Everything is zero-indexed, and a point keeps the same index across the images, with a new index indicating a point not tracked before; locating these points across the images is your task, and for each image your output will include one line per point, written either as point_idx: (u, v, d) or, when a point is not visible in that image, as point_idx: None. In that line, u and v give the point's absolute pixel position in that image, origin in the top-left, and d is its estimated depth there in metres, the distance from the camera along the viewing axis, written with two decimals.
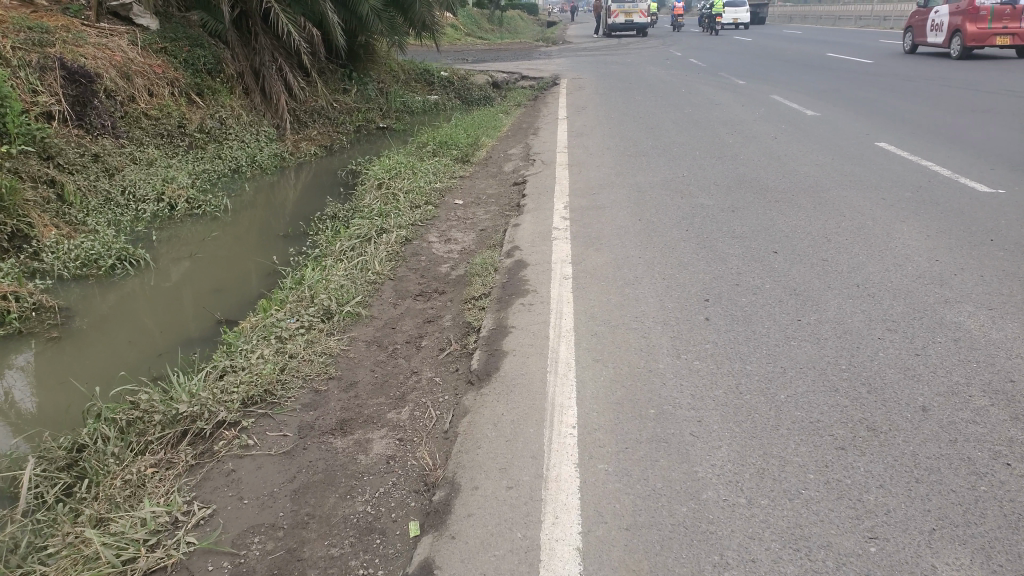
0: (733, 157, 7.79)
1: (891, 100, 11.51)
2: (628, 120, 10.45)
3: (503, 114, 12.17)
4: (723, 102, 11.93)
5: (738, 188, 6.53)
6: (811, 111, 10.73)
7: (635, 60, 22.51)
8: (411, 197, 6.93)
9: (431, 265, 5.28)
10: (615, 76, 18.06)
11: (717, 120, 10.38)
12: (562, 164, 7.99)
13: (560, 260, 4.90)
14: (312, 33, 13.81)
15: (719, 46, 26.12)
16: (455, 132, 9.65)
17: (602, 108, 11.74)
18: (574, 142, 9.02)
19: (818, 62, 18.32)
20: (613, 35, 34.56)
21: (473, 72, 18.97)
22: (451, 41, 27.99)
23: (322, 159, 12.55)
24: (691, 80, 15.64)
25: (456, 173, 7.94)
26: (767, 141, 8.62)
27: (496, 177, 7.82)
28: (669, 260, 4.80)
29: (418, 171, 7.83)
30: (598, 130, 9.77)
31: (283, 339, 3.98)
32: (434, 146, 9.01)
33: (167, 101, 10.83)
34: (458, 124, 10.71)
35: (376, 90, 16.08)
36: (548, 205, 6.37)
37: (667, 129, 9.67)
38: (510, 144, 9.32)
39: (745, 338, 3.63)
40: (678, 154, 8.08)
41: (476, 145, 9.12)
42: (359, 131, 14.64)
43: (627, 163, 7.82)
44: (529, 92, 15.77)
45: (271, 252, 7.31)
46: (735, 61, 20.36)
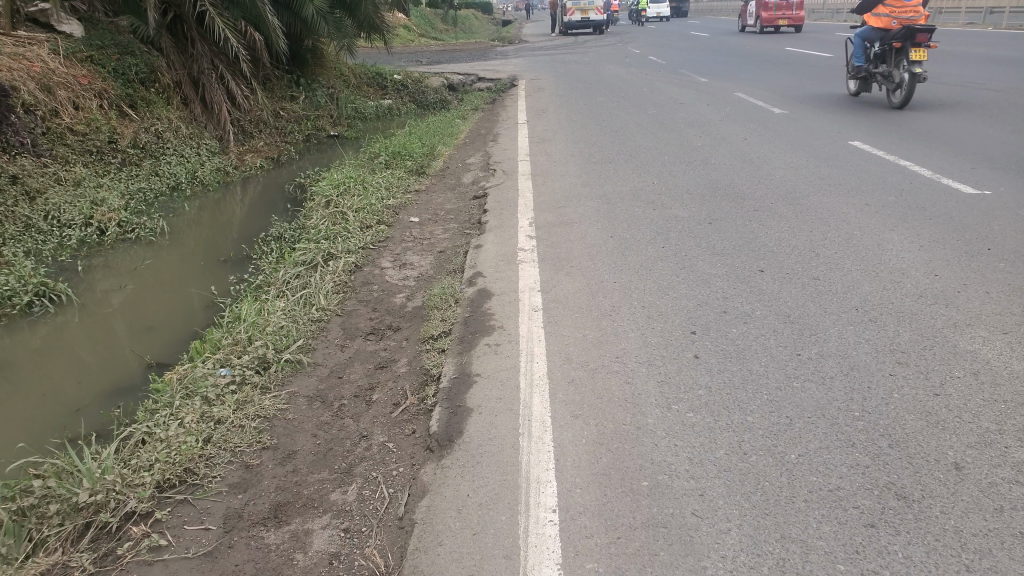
0: (704, 162, 7.41)
1: (856, 95, 11.28)
2: (591, 124, 10.03)
3: (461, 119, 11.67)
4: (687, 102, 11.58)
5: (711, 197, 6.14)
6: (778, 109, 10.44)
7: (594, 58, 22.16)
8: (363, 216, 6.41)
9: (385, 296, 4.77)
10: (574, 76, 17.65)
11: (683, 121, 10.02)
12: (526, 174, 7.53)
13: (528, 287, 4.42)
14: (255, 37, 13.19)
15: (677, 43, 25.90)
16: (409, 142, 9.14)
17: (563, 112, 11.31)
18: (536, 149, 8.57)
19: (778, 57, 18.13)
20: (570, 33, 34.26)
21: (429, 75, 18.43)
22: (405, 44, 27.39)
23: (270, 172, 11.91)
24: (652, 78, 15.32)
25: (411, 187, 7.43)
26: (738, 144, 8.26)
27: (455, 190, 7.34)
28: (648, 284, 4.35)
29: (369, 186, 7.31)
30: (561, 135, 9.33)
31: (210, 400, 3.42)
32: (387, 158, 8.49)
33: (96, 114, 10.11)
34: (413, 132, 10.19)
35: (327, 96, 15.47)
36: (511, 222, 5.90)
37: (632, 133, 9.27)
38: (468, 153, 8.84)
39: (742, 379, 3.19)
40: (646, 161, 7.68)
41: (432, 155, 8.62)
42: (309, 140, 14.08)
43: (592, 173, 7.39)
44: (487, 95, 15.29)
45: (209, 280, 6.71)
46: (694, 58, 20.12)
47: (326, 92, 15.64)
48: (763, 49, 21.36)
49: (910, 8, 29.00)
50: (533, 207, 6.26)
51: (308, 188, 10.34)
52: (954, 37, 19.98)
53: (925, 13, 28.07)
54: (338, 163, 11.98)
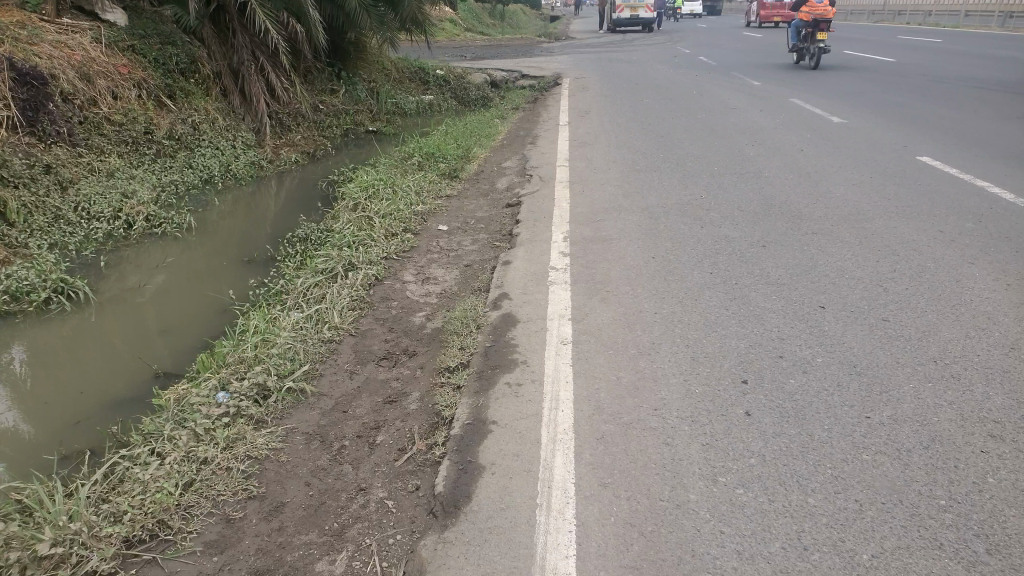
0: (756, 175, 6.91)
1: (920, 105, 10.63)
2: (636, 128, 9.56)
3: (500, 118, 11.29)
4: (739, 107, 11.03)
5: (764, 215, 5.65)
6: (836, 117, 9.86)
7: (641, 58, 21.59)
8: (389, 222, 6.05)
9: (403, 315, 4.40)
10: (620, 75, 17.16)
11: (733, 127, 9.49)
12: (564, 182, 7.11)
13: (558, 314, 4.00)
14: (297, 30, 13.00)
15: (728, 44, 25.20)
16: (444, 142, 8.79)
17: (607, 114, 10.85)
18: (576, 154, 8.14)
19: (833, 62, 17.44)
20: (617, 31, 33.63)
21: (471, 70, 18.07)
22: (450, 37, 27.08)
23: (304, 167, 11.67)
24: (701, 80, 14.75)
25: (443, 191, 7.06)
26: (794, 155, 7.73)
27: (488, 197, 6.94)
28: (692, 315, 3.91)
29: (399, 189, 6.95)
30: (603, 139, 8.88)
31: (199, 435, 3.01)
32: (420, 159, 8.14)
33: (134, 105, 9.94)
34: (450, 131, 9.87)
35: (367, 90, 15.22)
36: (545, 235, 5.49)
37: (680, 139, 8.77)
38: (505, 155, 8.46)
39: (802, 447, 2.75)
40: (694, 171, 7.20)
41: (467, 157, 8.25)
42: (346, 134, 13.84)
43: (633, 182, 6.95)
44: (529, 93, 14.90)
45: (229, 282, 6.42)
46: (746, 60, 19.45)
47: (366, 86, 15.38)
48: (817, 52, 20.63)
49: (974, 12, 27.82)
50: (570, 219, 5.83)
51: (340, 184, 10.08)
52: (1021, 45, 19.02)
53: (988, 20, 27.03)
54: (374, 159, 11.72)
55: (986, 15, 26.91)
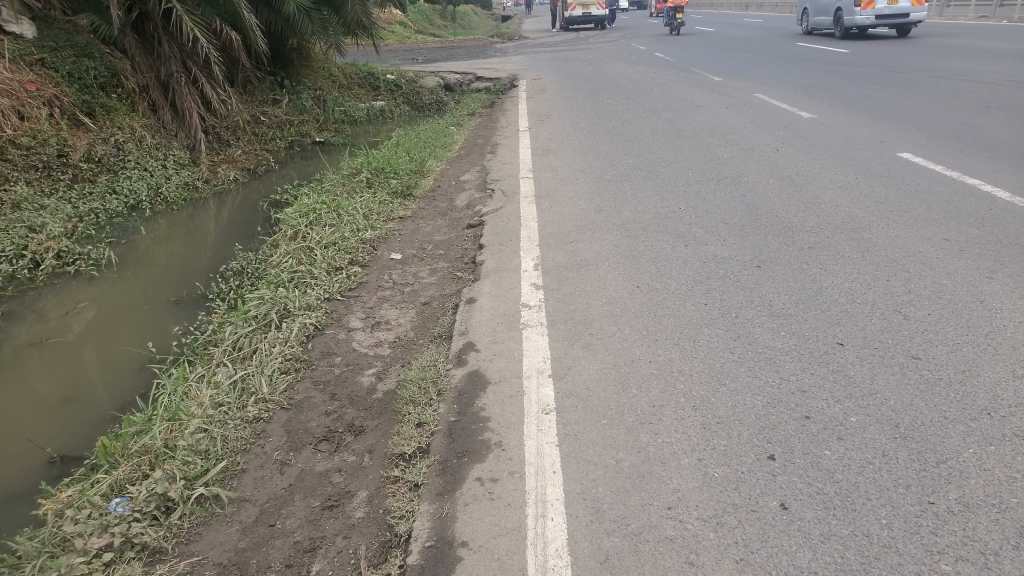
0: (735, 180, 6.35)
1: (891, 94, 10.23)
2: (600, 131, 8.98)
3: (455, 125, 10.60)
4: (705, 104, 10.52)
5: (753, 229, 5.10)
6: (807, 112, 9.40)
7: (597, 55, 21.06)
8: (334, 254, 5.35)
9: (351, 376, 3.71)
10: (577, 74, 16.60)
11: (702, 126, 8.97)
12: (528, 196, 6.47)
13: (534, 367, 3.36)
14: (231, 37, 12.12)
15: (683, 38, 24.87)
16: (394, 156, 8.08)
17: (568, 116, 10.25)
18: (538, 164, 7.51)
19: (792, 53, 17.13)
20: (570, 28, 33.15)
21: (422, 73, 17.32)
22: (399, 40, 26.27)
23: (243, 185, 10.81)
24: (662, 76, 14.24)
25: (394, 212, 6.36)
26: (772, 155, 7.21)
27: (445, 217, 6.27)
28: (693, 364, 3.29)
29: (345, 212, 6.24)
30: (567, 145, 8.27)
31: None
32: (368, 175, 7.43)
33: (44, 124, 9.05)
34: (400, 142, 9.15)
35: (312, 99, 14.40)
36: (512, 263, 4.84)
37: (649, 141, 8.21)
38: (462, 167, 7.79)
39: (860, 558, 2.16)
40: (668, 177, 6.62)
41: (421, 172, 7.56)
42: (291, 147, 13.03)
43: (604, 194, 6.34)
44: (484, 95, 14.22)
45: (153, 332, 5.65)
46: (703, 53, 19.04)
47: (310, 94, 14.55)
48: (774, 43, 20.35)
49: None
50: (538, 242, 5.19)
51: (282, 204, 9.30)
52: (976, 29, 18.93)
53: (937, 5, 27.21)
54: (319, 174, 10.94)
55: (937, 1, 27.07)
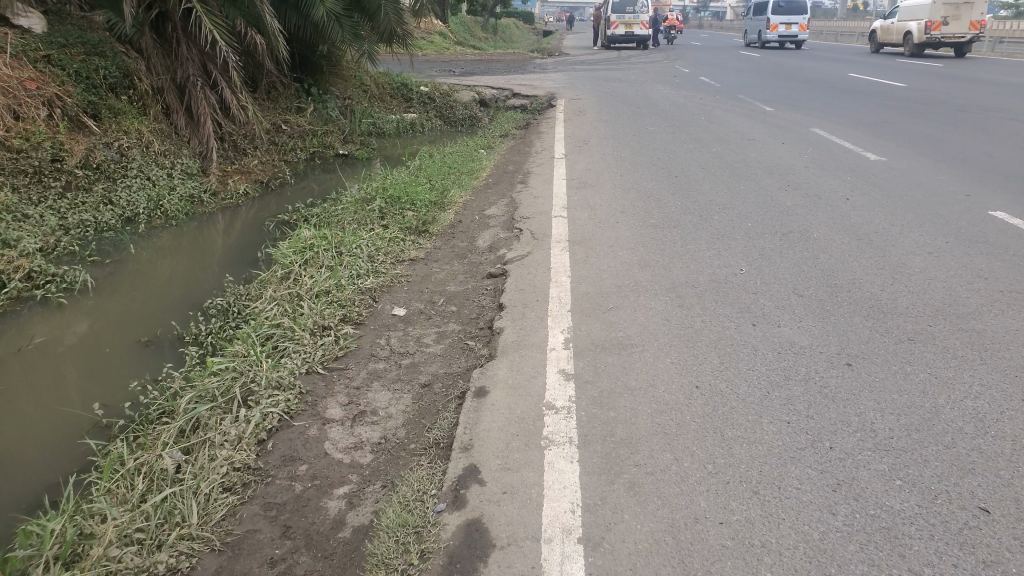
0: (802, 240, 5.45)
1: (968, 138, 9.25)
2: (645, 170, 8.11)
3: (485, 146, 9.76)
4: (760, 143, 9.63)
5: (835, 305, 4.17)
6: (876, 159, 8.46)
7: (639, 77, 20.23)
8: (325, 308, 4.48)
9: (313, 498, 2.92)
10: (618, 97, 15.77)
11: (758, 168, 8.08)
12: (560, 242, 5.58)
13: (557, 522, 2.53)
14: (256, 40, 11.36)
15: (728, 65, 24.05)
16: (415, 182, 7.24)
17: (610, 151, 9.41)
18: (573, 204, 6.64)
19: (847, 89, 16.19)
20: (612, 46, 32.41)
21: (456, 86, 16.55)
22: (438, 51, 25.68)
23: (254, 198, 10.02)
24: (709, 108, 13.40)
25: (405, 253, 5.49)
26: (843, 210, 6.29)
27: (462, 262, 5.40)
28: (781, 535, 2.43)
29: (348, 250, 5.38)
30: (607, 185, 7.41)
31: None
32: (382, 205, 6.58)
33: (39, 126, 8.39)
34: (423, 163, 8.32)
35: (338, 108, 13.66)
36: (539, 334, 3.95)
37: (698, 184, 7.32)
38: (489, 200, 6.95)
39: None
40: (722, 232, 5.73)
41: (442, 203, 6.71)
42: (312, 159, 12.23)
43: (646, 246, 5.44)
44: (518, 114, 13.40)
45: (110, 383, 4.74)
46: (752, 82, 18.16)
47: (338, 104, 13.82)
48: (826, 77, 19.41)
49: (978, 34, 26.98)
50: (569, 307, 4.30)
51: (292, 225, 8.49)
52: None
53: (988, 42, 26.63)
54: (337, 193, 10.14)
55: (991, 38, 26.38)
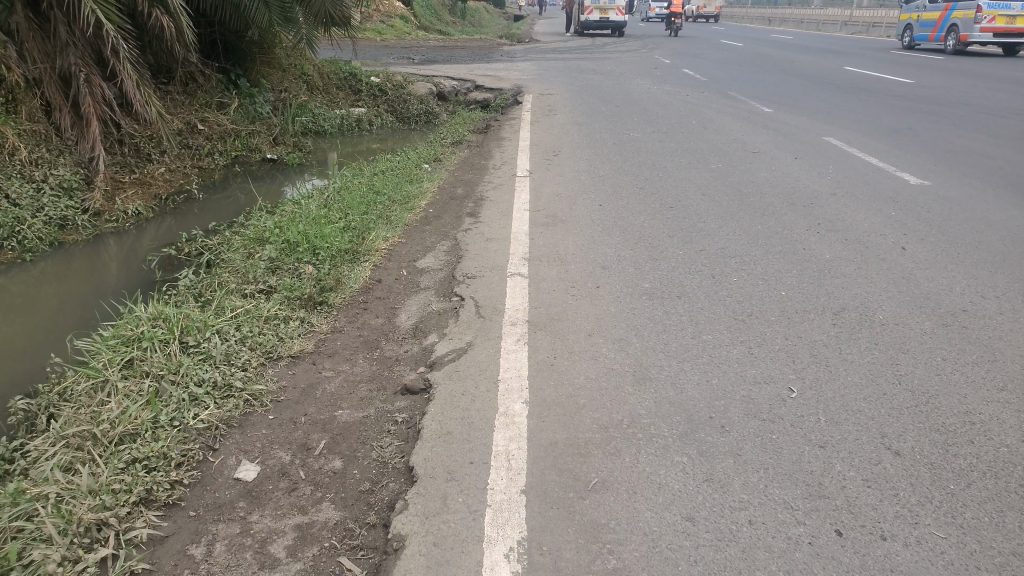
0: (860, 337, 3.85)
1: (1011, 167, 7.83)
2: (629, 199, 6.46)
3: (435, 160, 7.97)
4: (764, 164, 8.05)
5: (961, 480, 2.60)
6: (911, 190, 6.95)
7: (616, 69, 18.56)
8: (117, 483, 2.62)
9: None
10: (593, 94, 14.06)
11: (771, 202, 6.48)
12: (516, 329, 3.86)
13: None
14: (166, 23, 9.27)
15: (709, 57, 22.52)
16: (325, 219, 5.40)
17: (580, 168, 7.69)
18: (534, 260, 4.97)
19: (841, 93, 14.76)
20: (585, 34, 30.81)
21: (413, 77, 14.70)
22: (399, 35, 23.68)
23: (148, 222, 7.98)
24: (700, 115, 11.77)
25: (285, 344, 3.68)
26: (897, 275, 4.73)
27: (367, 359, 3.67)
28: None
29: (195, 342, 3.51)
30: (580, 226, 5.74)
31: None
32: (271, 259, 4.78)
33: None
34: (347, 185, 6.49)
35: (272, 105, 11.77)
36: (471, 556, 2.29)
37: (697, 226, 5.68)
38: (424, 247, 5.22)
39: None
40: (745, 317, 4.09)
41: (359, 252, 4.92)
42: (233, 164, 10.36)
43: (639, 338, 3.77)
44: (481, 114, 11.68)
45: None
46: (739, 82, 16.67)
47: (271, 98, 11.89)
48: (815, 74, 18.01)
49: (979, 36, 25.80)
50: (524, 487, 2.58)
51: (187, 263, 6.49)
52: None
53: None
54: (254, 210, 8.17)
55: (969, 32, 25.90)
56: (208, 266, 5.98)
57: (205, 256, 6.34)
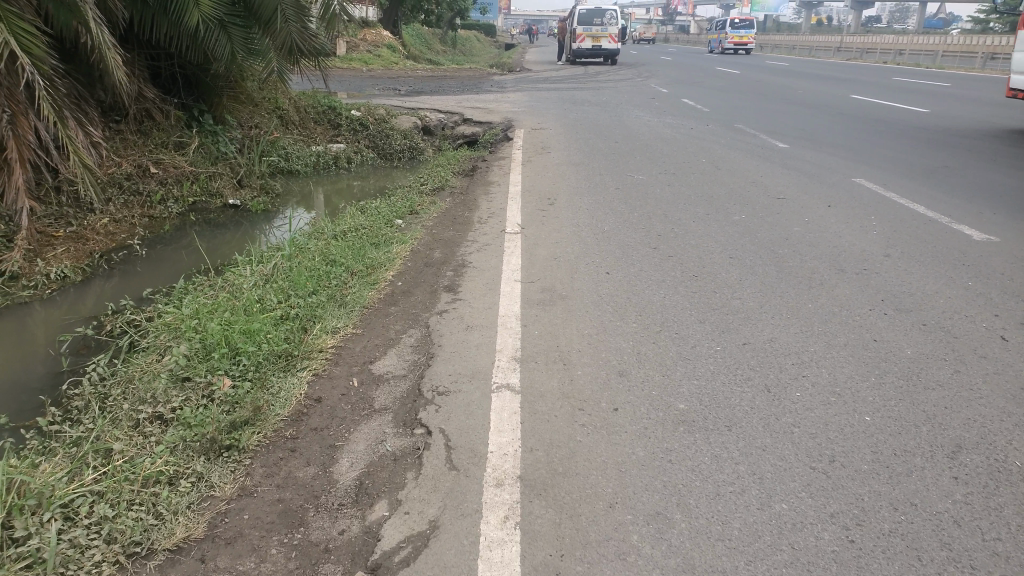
0: (1005, 505, 2.66)
1: None
2: (641, 270, 5.35)
3: (414, 213, 6.82)
4: (792, 221, 6.97)
5: None
6: (978, 248, 5.82)
7: (615, 99, 17.57)
8: None
9: None
10: (593, 128, 13.01)
11: (813, 275, 5.38)
12: (505, 497, 2.71)
13: None
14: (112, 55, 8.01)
15: (711, 85, 21.60)
16: (258, 305, 4.18)
17: (578, 226, 6.58)
18: (525, 363, 3.78)
19: (856, 125, 13.76)
20: (579, 62, 30.06)
21: (398, 110, 13.65)
22: (387, 64, 22.78)
23: (75, 287, 6.56)
24: (712, 153, 10.70)
25: (163, 527, 2.57)
26: (1019, 383, 3.54)
27: (284, 551, 2.52)
28: None
29: (19, 537, 2.40)
30: (584, 311, 4.58)
31: None
32: (180, 368, 3.59)
33: None
34: (304, 258, 5.25)
35: (238, 142, 10.58)
36: None
37: (737, 316, 4.50)
38: (384, 343, 4.03)
39: None
40: (827, 472, 2.88)
41: (293, 357, 3.71)
42: (189, 212, 9.14)
43: (683, 516, 2.61)
44: (470, 153, 10.58)
45: None
46: (747, 112, 15.66)
47: (237, 137, 10.63)
48: (824, 105, 17.04)
49: (992, 60, 24.97)
50: None
51: (107, 345, 5.21)
52: None
53: (991, 61, 25.07)
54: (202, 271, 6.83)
55: (976, 57, 26.39)
56: (123, 356, 4.72)
57: (126, 337, 5.14)
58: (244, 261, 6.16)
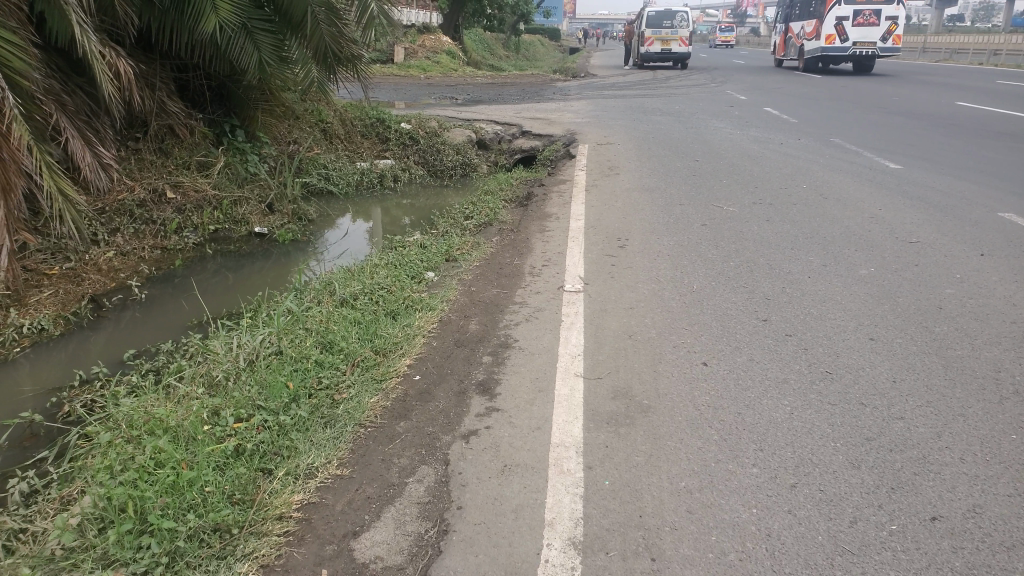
0: None
1: None
2: (751, 367, 3.93)
3: (452, 264, 5.53)
4: (935, 277, 5.42)
5: None
6: None
7: (689, 109, 15.99)
8: None
9: None
10: (667, 144, 11.50)
11: (993, 368, 3.95)
12: None
13: None
14: (121, 68, 7.03)
15: (795, 91, 19.74)
16: (204, 430, 2.96)
17: (656, 282, 5.20)
18: (592, 559, 2.46)
19: (975, 139, 11.91)
20: (647, 66, 28.45)
21: (450, 121, 12.41)
22: (444, 71, 21.70)
23: (41, 350, 5.38)
24: (811, 177, 9.09)
25: None
26: None
27: None
28: None
29: None
30: (674, 438, 3.21)
31: None
32: (61, 559, 2.38)
33: None
34: (299, 340, 3.97)
35: (271, 158, 9.47)
36: None
37: (895, 464, 3.09)
38: (379, 495, 2.74)
39: None
40: None
41: (227, 544, 2.45)
42: (210, 242, 8.03)
43: None
44: (526, 174, 9.25)
45: None
46: (841, 125, 13.87)
47: (271, 154, 9.55)
48: (929, 112, 15.09)
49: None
50: None
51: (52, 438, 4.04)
52: None
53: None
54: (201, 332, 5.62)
55: None
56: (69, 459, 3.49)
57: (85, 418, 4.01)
58: (229, 330, 4.87)
